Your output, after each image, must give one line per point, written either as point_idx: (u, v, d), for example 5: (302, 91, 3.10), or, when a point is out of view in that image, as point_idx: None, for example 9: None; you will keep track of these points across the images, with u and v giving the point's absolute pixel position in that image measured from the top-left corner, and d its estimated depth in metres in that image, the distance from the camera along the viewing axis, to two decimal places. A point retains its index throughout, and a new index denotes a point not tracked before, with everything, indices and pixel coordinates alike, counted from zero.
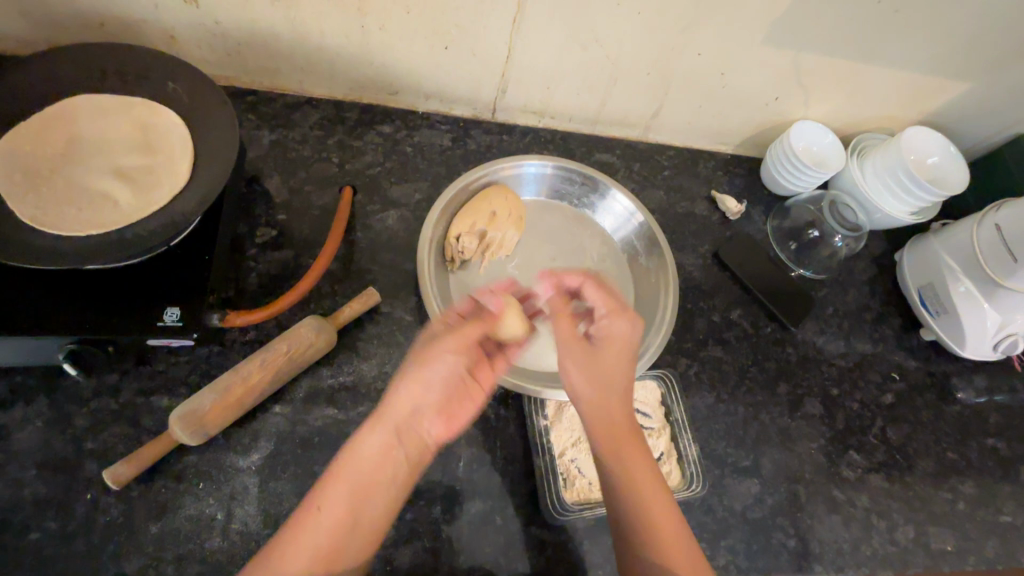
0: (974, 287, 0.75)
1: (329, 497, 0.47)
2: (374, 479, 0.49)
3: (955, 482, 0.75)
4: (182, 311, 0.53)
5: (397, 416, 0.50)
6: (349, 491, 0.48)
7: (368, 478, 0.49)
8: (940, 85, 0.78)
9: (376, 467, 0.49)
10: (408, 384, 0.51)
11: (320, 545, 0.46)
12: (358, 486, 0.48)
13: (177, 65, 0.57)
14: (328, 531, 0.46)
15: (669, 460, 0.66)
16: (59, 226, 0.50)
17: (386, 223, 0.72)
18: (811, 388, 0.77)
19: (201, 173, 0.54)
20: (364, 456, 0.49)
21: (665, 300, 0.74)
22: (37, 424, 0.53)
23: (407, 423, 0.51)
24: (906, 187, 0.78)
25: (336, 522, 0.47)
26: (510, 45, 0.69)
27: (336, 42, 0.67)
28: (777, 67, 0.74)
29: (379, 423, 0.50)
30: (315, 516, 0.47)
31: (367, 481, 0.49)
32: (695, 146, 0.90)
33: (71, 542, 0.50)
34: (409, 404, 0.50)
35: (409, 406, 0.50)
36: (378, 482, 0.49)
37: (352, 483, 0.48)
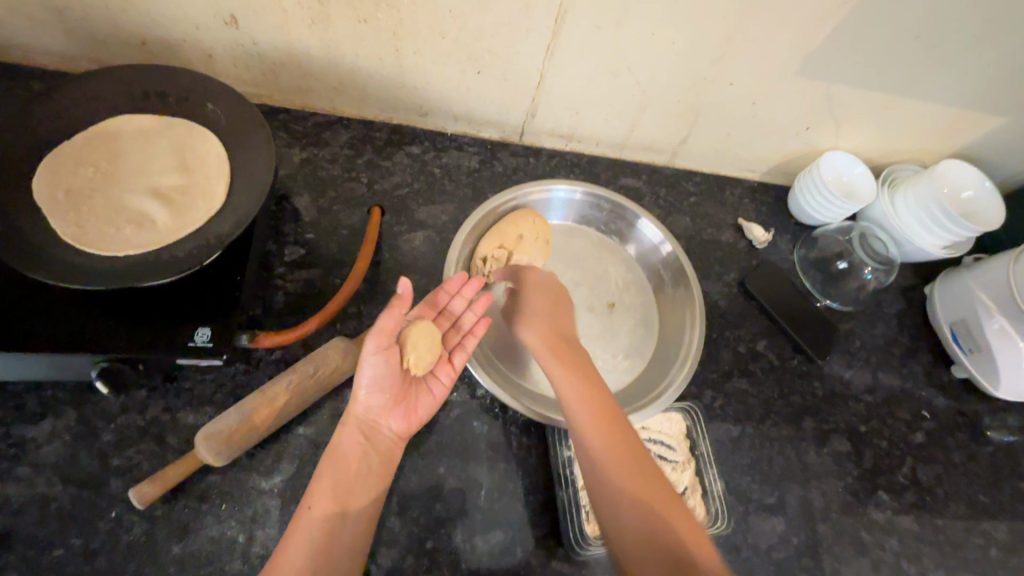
0: (1009, 324, 0.73)
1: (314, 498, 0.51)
2: (354, 472, 0.53)
3: (987, 527, 0.73)
4: (213, 331, 0.53)
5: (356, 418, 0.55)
6: (332, 486, 0.52)
7: (347, 472, 0.53)
8: (976, 119, 0.77)
9: (352, 459, 0.54)
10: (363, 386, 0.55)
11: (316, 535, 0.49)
12: (341, 479, 0.52)
13: (216, 87, 0.58)
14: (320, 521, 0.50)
15: (694, 494, 0.64)
16: (99, 246, 0.51)
17: (412, 244, 0.72)
18: (838, 424, 0.75)
19: (236, 194, 0.54)
20: (341, 453, 0.54)
21: (691, 332, 0.72)
22: (64, 438, 0.54)
23: (368, 421, 0.56)
24: (942, 223, 0.77)
25: (326, 513, 0.50)
26: (542, 70, 0.70)
27: (370, 65, 0.68)
28: (809, 97, 0.74)
29: (350, 421, 0.55)
30: (308, 512, 0.50)
31: (349, 473, 0.53)
32: (722, 173, 0.89)
33: (93, 560, 0.50)
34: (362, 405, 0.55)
35: (368, 405, 0.55)
36: (355, 476, 0.53)
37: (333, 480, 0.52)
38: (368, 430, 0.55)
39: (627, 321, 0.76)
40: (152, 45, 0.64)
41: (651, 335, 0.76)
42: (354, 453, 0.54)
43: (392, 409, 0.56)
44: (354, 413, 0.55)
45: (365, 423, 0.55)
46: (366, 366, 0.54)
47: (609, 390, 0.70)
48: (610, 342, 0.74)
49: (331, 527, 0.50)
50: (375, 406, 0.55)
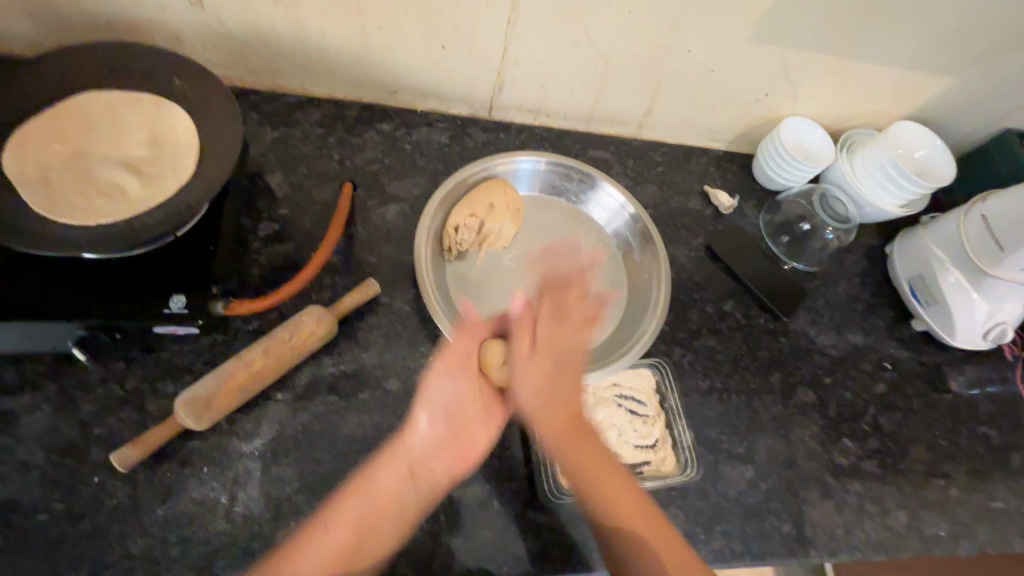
0: (964, 277, 0.77)
1: (355, 505, 0.50)
2: (381, 513, 0.50)
3: (947, 468, 0.76)
4: (187, 298, 0.54)
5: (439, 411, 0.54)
6: (381, 500, 0.50)
7: (392, 493, 0.51)
8: (925, 81, 0.81)
9: (387, 494, 0.51)
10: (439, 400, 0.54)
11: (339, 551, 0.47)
12: (367, 516, 0.49)
13: (183, 64, 0.60)
14: (336, 543, 0.47)
15: (664, 445, 0.68)
16: (72, 216, 0.52)
17: (385, 217, 0.74)
18: (803, 377, 0.78)
19: (207, 164, 0.56)
20: (378, 485, 0.51)
21: (657, 290, 0.76)
22: (45, 410, 0.55)
23: (420, 460, 0.53)
24: (895, 181, 0.80)
25: (345, 539, 0.48)
26: (505, 43, 0.71)
27: (336, 42, 0.70)
28: (765, 64, 0.77)
29: (401, 453, 0.53)
30: (327, 530, 0.47)
31: (377, 507, 0.50)
32: (687, 143, 0.91)
33: (78, 523, 0.51)
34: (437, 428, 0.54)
35: (430, 439, 0.54)
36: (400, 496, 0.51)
37: (380, 494, 0.51)
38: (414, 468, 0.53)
39: (598, 286, 0.78)
40: (118, 26, 0.65)
41: (621, 298, 0.78)
42: (409, 470, 0.52)
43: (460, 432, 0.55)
44: (409, 446, 0.53)
45: (415, 461, 0.53)
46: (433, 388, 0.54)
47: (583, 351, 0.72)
48: None
49: (342, 558, 0.47)
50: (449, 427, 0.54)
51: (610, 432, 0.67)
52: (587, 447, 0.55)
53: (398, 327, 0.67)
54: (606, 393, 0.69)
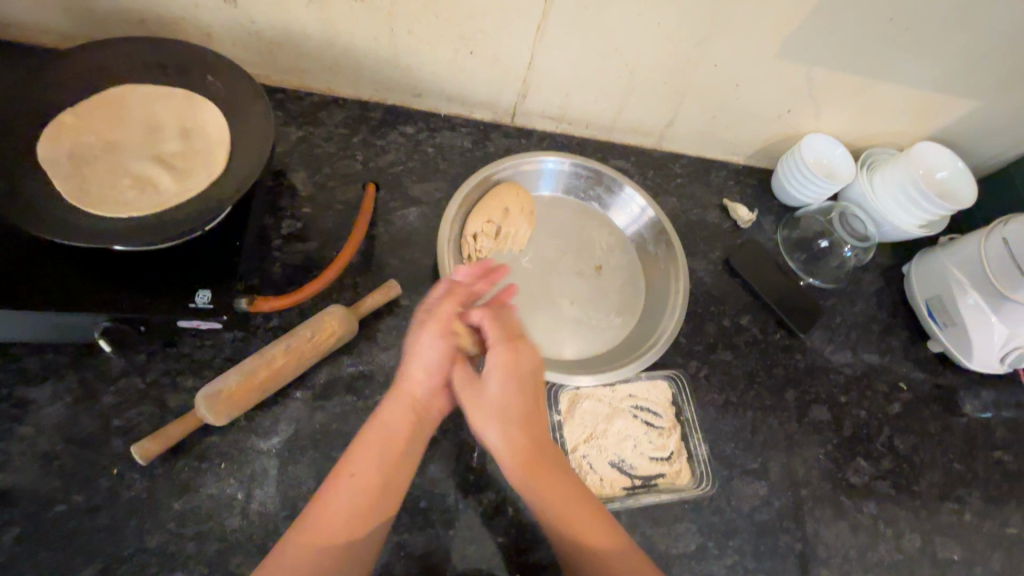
0: (982, 299, 0.76)
1: (354, 468, 0.51)
2: (396, 457, 0.53)
3: (962, 492, 0.76)
4: (213, 293, 0.55)
5: (410, 396, 0.56)
6: (375, 462, 0.52)
7: (384, 456, 0.52)
8: (949, 103, 0.81)
9: (397, 442, 0.53)
10: (429, 357, 0.56)
11: (353, 507, 0.49)
12: (380, 456, 0.52)
13: (216, 61, 0.60)
14: (358, 491, 0.50)
15: (679, 458, 0.67)
16: (105, 209, 0.53)
17: (406, 219, 0.74)
18: (818, 394, 0.78)
19: (237, 160, 0.56)
20: (386, 430, 0.54)
21: (676, 283, 0.77)
22: (67, 400, 0.55)
23: (422, 402, 0.56)
24: (917, 202, 0.80)
25: (357, 493, 0.50)
26: (532, 52, 0.72)
27: (366, 44, 0.70)
28: (790, 81, 0.77)
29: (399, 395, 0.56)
30: (345, 481, 0.50)
31: (393, 453, 0.53)
32: (707, 156, 0.91)
33: (96, 515, 0.51)
34: (415, 385, 0.56)
35: (417, 384, 0.56)
36: (400, 455, 0.53)
37: (379, 454, 0.52)
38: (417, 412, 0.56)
39: (615, 281, 0.78)
40: (151, 22, 0.65)
41: (639, 291, 0.79)
42: (402, 431, 0.54)
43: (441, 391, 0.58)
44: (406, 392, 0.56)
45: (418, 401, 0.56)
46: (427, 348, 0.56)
47: (603, 350, 0.73)
48: (603, 302, 0.76)
49: (367, 503, 0.50)
50: (431, 387, 0.57)
51: (625, 444, 0.66)
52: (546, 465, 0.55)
53: None
54: (621, 404, 0.69)
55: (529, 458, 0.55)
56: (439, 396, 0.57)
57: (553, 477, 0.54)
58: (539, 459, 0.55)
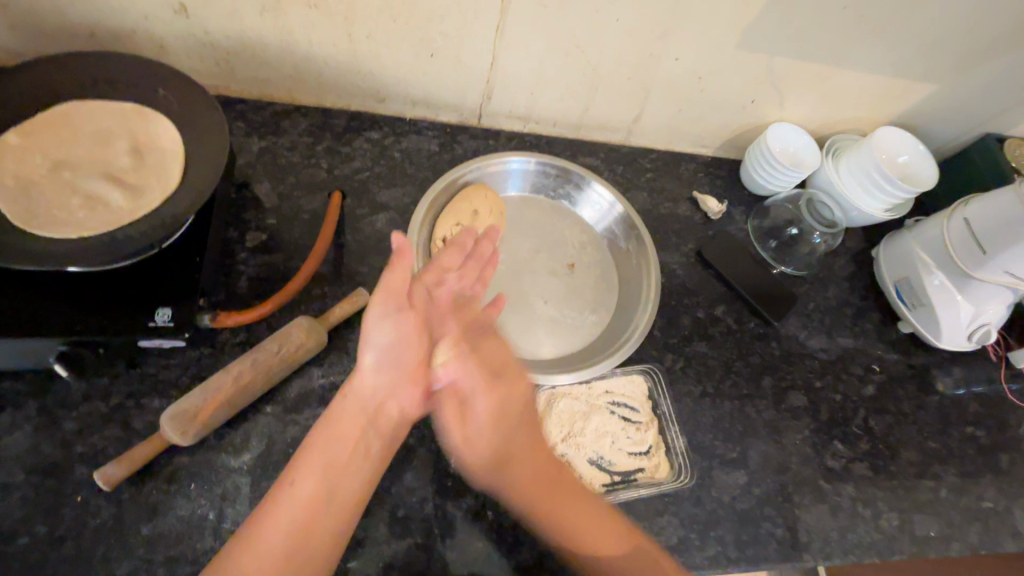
0: (948, 278, 0.78)
1: (302, 472, 0.52)
2: (344, 465, 0.53)
3: (937, 469, 0.77)
4: (174, 311, 0.54)
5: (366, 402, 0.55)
6: (323, 464, 0.52)
7: (337, 455, 0.53)
8: (907, 88, 0.82)
9: (347, 447, 0.53)
10: (379, 340, 0.53)
11: (292, 522, 0.50)
12: (330, 466, 0.52)
13: (169, 74, 0.59)
14: (298, 507, 0.50)
15: (657, 452, 0.68)
16: (52, 228, 0.51)
17: (375, 226, 0.73)
18: (794, 380, 0.79)
19: (193, 175, 0.55)
20: (340, 438, 0.54)
21: (648, 277, 0.78)
22: (25, 428, 0.53)
23: (371, 404, 0.55)
24: (880, 185, 0.81)
25: (310, 494, 0.51)
26: (494, 52, 0.71)
27: (324, 51, 0.69)
28: (751, 71, 0.77)
29: (349, 397, 0.55)
30: (288, 490, 0.51)
31: (340, 460, 0.53)
32: (676, 149, 0.92)
33: (61, 545, 0.50)
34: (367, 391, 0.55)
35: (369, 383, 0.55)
36: (349, 463, 0.53)
37: (326, 460, 0.53)
38: (368, 409, 0.55)
39: (588, 278, 0.79)
40: (100, 36, 0.64)
41: (612, 287, 0.79)
42: (353, 435, 0.54)
43: (398, 390, 0.56)
44: (356, 390, 0.55)
45: (368, 405, 0.55)
46: (376, 332, 0.52)
47: (579, 348, 0.73)
48: (576, 299, 0.77)
49: (310, 512, 0.50)
50: (381, 389, 0.55)
51: (604, 440, 0.66)
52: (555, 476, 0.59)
53: None
54: (599, 401, 0.69)
55: (546, 480, 0.59)
56: (395, 395, 0.56)
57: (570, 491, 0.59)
58: (553, 477, 0.59)
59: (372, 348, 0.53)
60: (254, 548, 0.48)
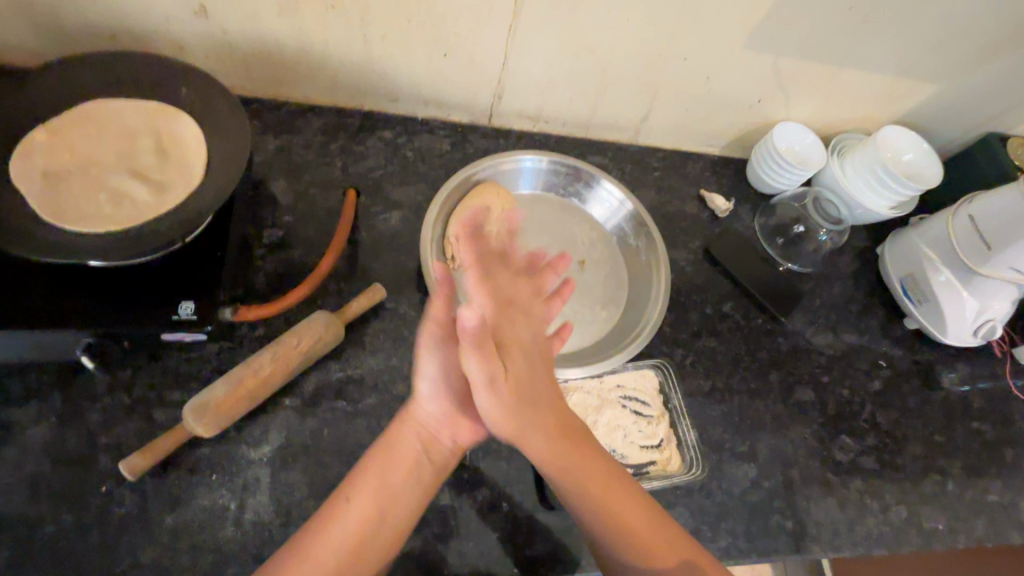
0: (954, 275, 0.79)
1: (358, 492, 0.53)
2: (400, 489, 0.54)
3: (944, 463, 0.78)
4: (197, 305, 0.55)
5: (419, 420, 0.56)
6: (375, 487, 0.53)
7: (392, 481, 0.54)
8: (910, 87, 0.83)
9: (400, 471, 0.54)
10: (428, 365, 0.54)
11: (345, 541, 0.50)
12: (384, 489, 0.53)
13: (190, 73, 0.60)
14: (354, 523, 0.51)
15: (669, 445, 0.69)
16: (79, 223, 0.52)
17: (389, 223, 0.75)
18: (801, 376, 0.80)
19: (215, 171, 0.56)
20: (393, 461, 0.54)
21: (657, 274, 0.79)
22: (50, 419, 0.54)
23: (427, 430, 0.56)
24: (885, 183, 0.82)
25: (362, 519, 0.52)
26: (506, 53, 0.73)
27: (339, 52, 0.71)
28: (758, 71, 0.79)
29: (410, 429, 0.56)
30: (344, 510, 0.52)
31: (395, 483, 0.54)
32: (683, 148, 0.93)
33: (86, 534, 0.51)
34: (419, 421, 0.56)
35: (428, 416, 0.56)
36: (401, 487, 0.54)
37: (381, 485, 0.53)
38: (426, 439, 0.56)
39: (599, 274, 0.80)
40: (122, 37, 0.65)
41: (622, 283, 0.80)
42: (406, 458, 0.55)
43: (455, 418, 0.56)
44: (414, 416, 0.56)
45: (421, 426, 0.56)
46: (424, 364, 0.54)
47: (591, 343, 0.75)
48: (587, 296, 0.78)
49: (363, 532, 0.51)
50: (439, 419, 0.56)
51: (615, 434, 0.68)
52: (574, 434, 0.57)
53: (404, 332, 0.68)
54: (610, 395, 0.70)
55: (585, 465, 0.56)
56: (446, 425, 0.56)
57: (594, 459, 0.57)
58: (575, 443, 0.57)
59: (423, 378, 0.54)
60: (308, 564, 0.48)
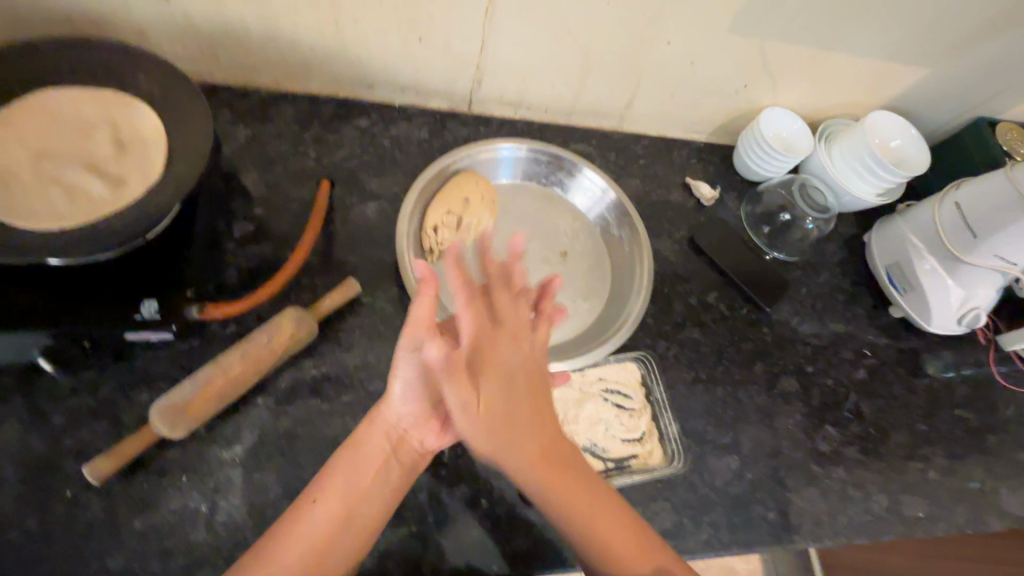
0: (938, 263, 0.79)
1: (325, 493, 0.52)
2: (365, 488, 0.53)
3: (926, 452, 0.78)
4: (160, 303, 0.53)
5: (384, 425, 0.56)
6: (342, 489, 0.52)
7: (358, 481, 0.53)
8: (899, 71, 0.82)
9: (369, 472, 0.53)
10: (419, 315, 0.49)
11: (314, 540, 0.49)
12: (352, 488, 0.52)
13: (149, 59, 0.58)
14: (322, 525, 0.50)
15: (651, 438, 0.68)
16: (29, 219, 0.50)
17: (365, 215, 0.73)
18: (786, 366, 0.79)
19: (176, 163, 0.54)
20: (361, 461, 0.54)
21: (641, 265, 0.78)
22: (11, 423, 0.53)
23: (397, 430, 0.56)
24: (873, 170, 0.80)
25: (330, 517, 0.50)
26: (483, 38, 0.70)
27: (310, 37, 0.68)
28: (744, 54, 0.76)
29: (379, 426, 0.55)
30: (313, 509, 0.51)
31: (364, 482, 0.53)
32: (669, 135, 0.91)
33: (51, 540, 0.50)
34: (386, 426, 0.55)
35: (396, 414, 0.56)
36: (367, 486, 0.53)
37: (346, 488, 0.52)
38: (395, 438, 0.56)
39: (582, 266, 0.79)
40: (78, 22, 0.62)
41: (605, 275, 0.79)
42: (375, 458, 0.54)
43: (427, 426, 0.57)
44: (384, 417, 0.56)
45: (394, 430, 0.56)
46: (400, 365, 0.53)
47: (574, 336, 0.73)
48: (568, 288, 0.77)
49: (331, 533, 0.50)
50: (411, 419, 0.56)
51: (597, 428, 0.67)
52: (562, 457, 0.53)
53: (380, 327, 0.66)
54: (592, 388, 0.69)
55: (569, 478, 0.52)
56: (421, 429, 0.57)
57: (577, 474, 0.53)
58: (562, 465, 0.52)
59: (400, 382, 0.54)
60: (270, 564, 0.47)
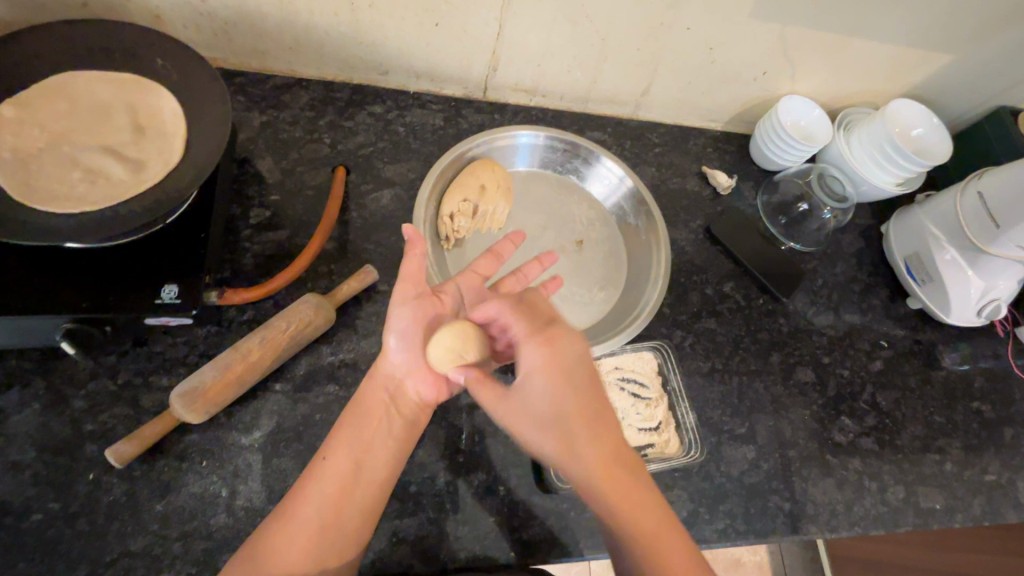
0: (959, 254, 0.77)
1: (331, 452, 0.51)
2: (370, 440, 0.52)
3: (943, 444, 0.77)
4: (180, 288, 0.53)
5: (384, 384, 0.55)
6: (347, 446, 0.51)
7: (363, 437, 0.52)
8: (922, 59, 0.80)
9: (371, 429, 0.53)
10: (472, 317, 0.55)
11: (324, 503, 0.49)
12: (357, 444, 0.52)
13: (166, 43, 0.57)
14: (332, 485, 0.49)
15: (667, 427, 0.68)
16: (50, 202, 0.50)
17: (380, 202, 0.72)
18: (802, 356, 0.79)
19: (196, 147, 0.54)
20: (363, 418, 0.53)
21: (657, 253, 0.77)
22: (33, 406, 0.53)
23: (395, 385, 0.55)
24: (892, 159, 0.79)
25: (337, 476, 0.50)
26: (500, 23, 0.69)
27: (325, 21, 0.67)
28: (765, 40, 0.75)
29: (379, 382, 0.55)
30: (321, 469, 0.50)
31: (368, 438, 0.52)
32: (685, 124, 0.90)
33: (74, 522, 0.50)
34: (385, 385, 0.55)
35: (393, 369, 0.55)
36: (372, 441, 0.52)
37: (351, 447, 0.51)
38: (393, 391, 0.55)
39: (597, 254, 0.78)
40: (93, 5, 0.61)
41: (621, 264, 0.79)
42: (376, 413, 0.53)
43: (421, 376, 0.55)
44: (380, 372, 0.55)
45: (397, 389, 0.55)
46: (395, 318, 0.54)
47: (590, 324, 0.73)
48: (584, 276, 0.76)
49: (342, 492, 0.49)
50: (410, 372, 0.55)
51: None
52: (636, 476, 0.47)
53: None
54: (608, 377, 0.70)
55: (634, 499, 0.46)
56: (418, 381, 0.55)
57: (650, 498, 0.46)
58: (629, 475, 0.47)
59: (394, 333, 0.54)
60: (287, 528, 0.47)
